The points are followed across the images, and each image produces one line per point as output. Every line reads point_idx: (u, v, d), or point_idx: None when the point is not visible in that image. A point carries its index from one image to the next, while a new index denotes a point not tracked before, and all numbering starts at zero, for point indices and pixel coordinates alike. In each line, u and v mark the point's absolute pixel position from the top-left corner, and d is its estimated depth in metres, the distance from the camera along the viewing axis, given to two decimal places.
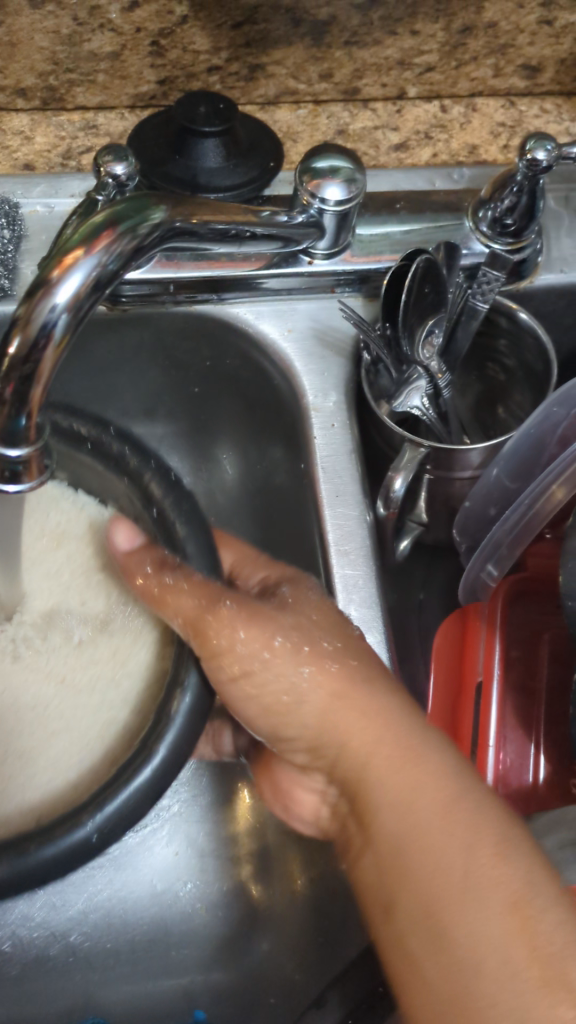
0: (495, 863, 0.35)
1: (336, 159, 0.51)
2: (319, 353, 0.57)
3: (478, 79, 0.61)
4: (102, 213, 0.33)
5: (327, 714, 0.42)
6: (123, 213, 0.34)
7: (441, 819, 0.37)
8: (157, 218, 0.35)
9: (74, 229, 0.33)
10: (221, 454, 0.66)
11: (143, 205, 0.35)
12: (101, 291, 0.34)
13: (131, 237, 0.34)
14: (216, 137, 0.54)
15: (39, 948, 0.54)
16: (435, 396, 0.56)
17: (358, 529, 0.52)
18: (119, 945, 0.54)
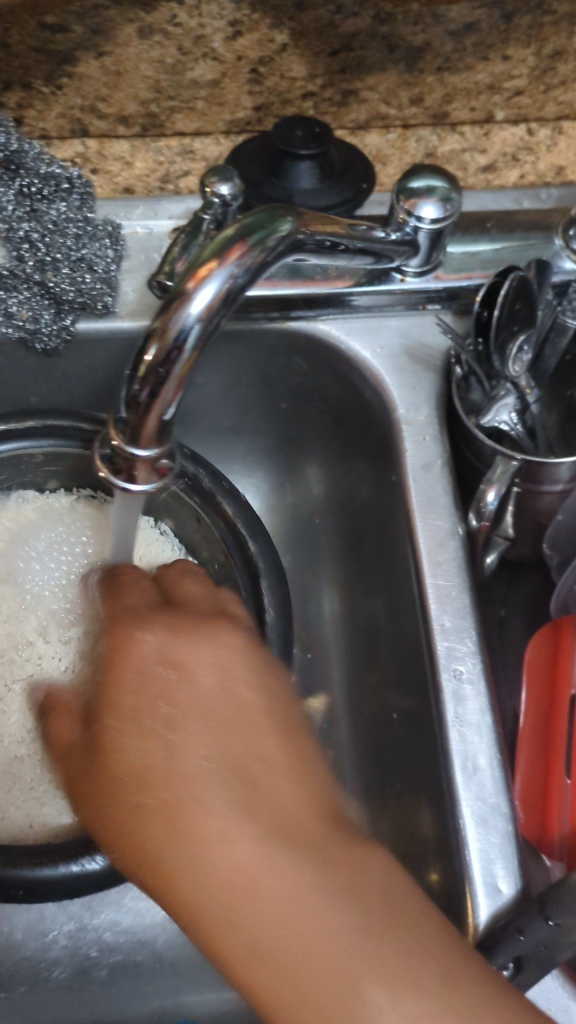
0: (399, 999, 0.29)
1: (432, 178, 0.51)
2: (410, 369, 0.57)
3: (565, 103, 0.61)
4: (233, 227, 0.35)
5: (118, 780, 0.32)
6: (253, 225, 0.36)
7: (360, 965, 0.29)
8: (284, 230, 0.37)
9: (206, 244, 0.35)
10: (307, 467, 0.67)
11: (272, 216, 0.37)
12: (229, 304, 0.35)
13: (260, 247, 0.35)
14: (311, 160, 0.55)
15: (125, 954, 0.52)
16: (523, 411, 0.55)
17: (449, 540, 0.53)
18: (207, 953, 0.53)
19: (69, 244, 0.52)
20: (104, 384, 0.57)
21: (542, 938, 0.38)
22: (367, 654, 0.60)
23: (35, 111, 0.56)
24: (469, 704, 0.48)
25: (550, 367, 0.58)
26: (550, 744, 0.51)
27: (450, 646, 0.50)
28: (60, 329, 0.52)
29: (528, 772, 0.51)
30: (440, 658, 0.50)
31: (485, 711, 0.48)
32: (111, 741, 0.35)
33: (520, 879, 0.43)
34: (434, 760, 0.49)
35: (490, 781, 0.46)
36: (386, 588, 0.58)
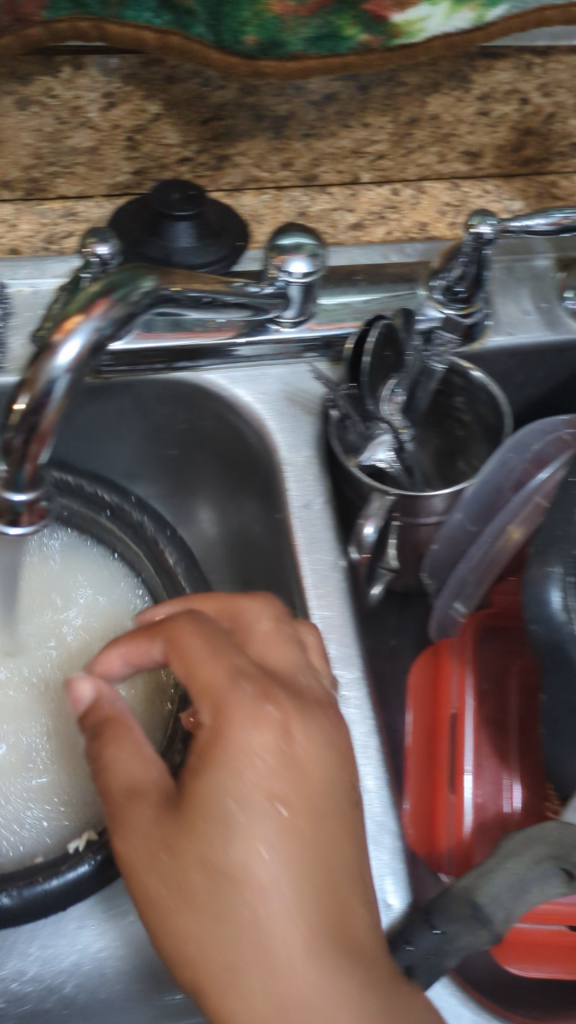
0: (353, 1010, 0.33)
1: (300, 235, 0.55)
2: (290, 412, 0.61)
3: (424, 165, 0.66)
4: (97, 284, 0.38)
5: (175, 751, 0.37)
6: (118, 282, 0.38)
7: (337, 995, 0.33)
8: (146, 287, 0.39)
9: (72, 300, 0.37)
10: (200, 508, 0.68)
11: (135, 274, 0.39)
12: (96, 356, 0.37)
13: (125, 302, 0.38)
14: (188, 220, 0.58)
15: (34, 1002, 0.53)
16: (400, 448, 0.60)
17: (333, 573, 0.56)
18: (117, 996, 0.53)
19: None
20: None
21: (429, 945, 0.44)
22: None
23: None
24: (356, 728, 0.51)
25: (422, 407, 0.62)
26: (435, 761, 0.54)
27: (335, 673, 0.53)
28: None
29: (417, 789, 0.54)
30: None
31: (370, 731, 0.51)
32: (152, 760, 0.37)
33: (407, 895, 0.47)
34: None
35: (378, 796, 0.50)
36: None
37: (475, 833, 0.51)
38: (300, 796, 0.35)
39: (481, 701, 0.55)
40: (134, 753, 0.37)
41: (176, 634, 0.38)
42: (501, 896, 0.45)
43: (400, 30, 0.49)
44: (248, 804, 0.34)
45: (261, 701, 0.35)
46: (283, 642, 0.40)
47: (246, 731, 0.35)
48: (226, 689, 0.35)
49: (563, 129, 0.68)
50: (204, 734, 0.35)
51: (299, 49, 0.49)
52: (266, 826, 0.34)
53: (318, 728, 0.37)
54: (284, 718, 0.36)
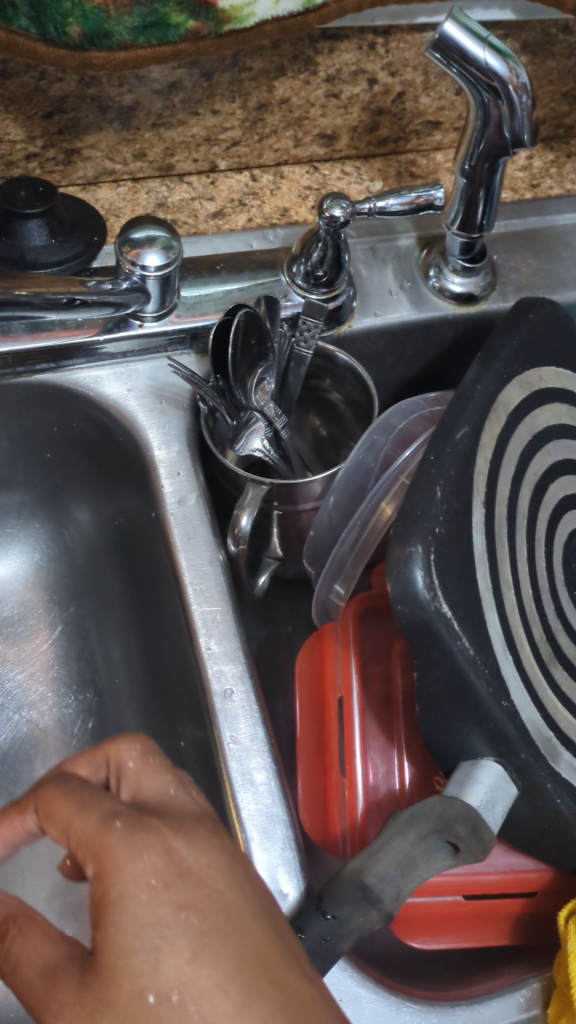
0: None
1: (153, 227, 0.55)
2: (159, 407, 0.60)
3: (281, 149, 0.66)
4: None
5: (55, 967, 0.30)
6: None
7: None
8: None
9: None
10: (76, 507, 0.68)
11: None
12: None
13: None
14: (39, 218, 0.57)
15: None
16: (275, 438, 0.60)
17: (212, 568, 0.55)
18: None
19: None
20: None
21: (322, 931, 0.45)
22: (156, 687, 0.62)
23: None
24: (241, 725, 0.51)
25: (294, 393, 0.62)
26: (325, 745, 0.54)
27: (218, 668, 0.52)
28: None
29: (309, 774, 0.54)
30: (210, 682, 0.52)
31: (255, 726, 0.51)
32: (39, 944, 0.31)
33: (302, 882, 0.48)
34: (215, 780, 0.52)
35: (268, 788, 0.50)
36: (163, 621, 0.59)
37: (368, 813, 0.52)
38: (208, 905, 0.31)
39: (368, 682, 0.55)
40: (49, 941, 0.31)
41: (44, 797, 0.32)
42: (389, 873, 0.45)
43: (229, 15, 0.49)
44: (161, 924, 0.29)
45: (135, 830, 0.31)
46: (154, 768, 0.35)
47: (132, 885, 0.30)
48: (98, 838, 0.31)
49: (415, 108, 0.67)
50: (94, 888, 0.30)
51: (128, 39, 0.48)
52: (178, 945, 0.29)
53: (203, 833, 0.33)
54: (164, 837, 0.32)
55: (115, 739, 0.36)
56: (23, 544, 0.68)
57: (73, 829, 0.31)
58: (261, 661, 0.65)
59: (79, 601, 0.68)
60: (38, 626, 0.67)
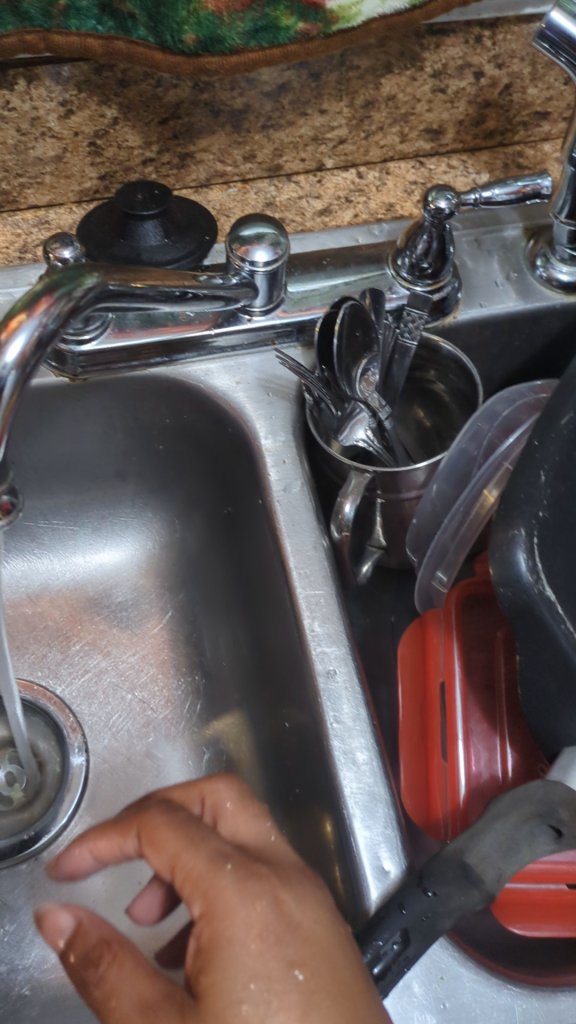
0: None
1: (261, 225, 0.57)
2: (267, 398, 0.62)
3: (387, 146, 0.67)
4: (41, 281, 0.37)
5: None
6: (60, 280, 0.38)
7: None
8: (90, 284, 0.39)
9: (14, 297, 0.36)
10: (190, 499, 0.70)
11: (79, 271, 0.39)
12: (43, 352, 0.37)
13: (70, 298, 0.37)
14: (155, 220, 0.60)
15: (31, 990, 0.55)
16: (379, 428, 0.61)
17: (316, 553, 0.57)
18: None
19: None
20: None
21: (423, 908, 0.45)
22: (261, 673, 0.64)
23: None
24: (344, 705, 0.53)
25: (399, 384, 0.63)
26: (427, 728, 0.55)
27: (322, 650, 0.54)
28: None
29: (411, 757, 0.55)
30: (314, 663, 0.54)
31: (358, 708, 0.53)
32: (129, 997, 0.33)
33: (403, 861, 0.48)
34: (318, 758, 0.54)
35: (369, 768, 0.51)
36: (268, 608, 0.61)
37: (470, 795, 0.52)
38: (312, 957, 0.33)
39: (469, 668, 0.55)
40: (144, 977, 0.34)
41: (150, 824, 0.36)
42: (491, 855, 0.46)
43: (336, 15, 0.50)
44: (270, 979, 0.32)
45: (245, 876, 0.34)
46: (250, 814, 0.39)
47: (243, 932, 0.33)
48: (209, 879, 0.34)
49: (522, 100, 0.67)
50: (201, 930, 0.34)
51: (240, 43, 0.50)
52: (284, 996, 0.32)
53: (310, 891, 0.36)
54: (275, 890, 0.35)
55: (212, 782, 0.40)
56: (138, 531, 0.71)
57: (186, 871, 0.34)
58: (364, 649, 0.66)
59: (188, 588, 0.70)
60: (149, 612, 0.70)
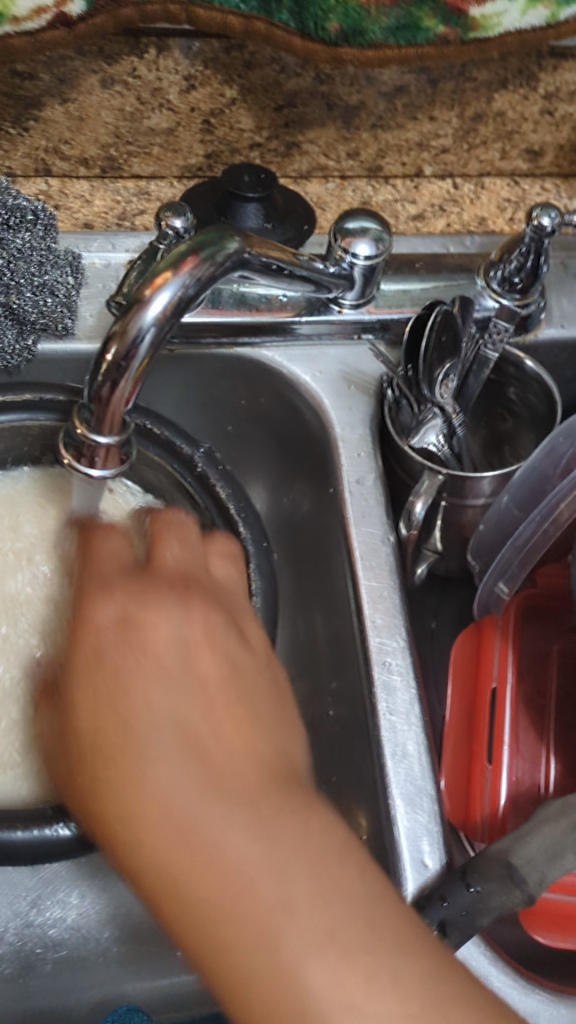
0: (273, 855, 0.34)
1: (366, 219, 0.57)
2: (346, 391, 0.63)
3: (486, 160, 0.68)
4: (186, 242, 0.38)
5: (98, 736, 0.36)
6: (205, 242, 0.38)
7: (275, 860, 0.34)
8: (233, 248, 0.39)
9: (161, 257, 0.38)
10: (252, 488, 0.71)
11: (222, 236, 0.39)
12: (179, 314, 0.38)
13: (212, 262, 0.38)
14: (255, 203, 0.60)
15: (70, 950, 0.56)
16: (450, 434, 0.62)
17: (381, 548, 0.57)
18: (149, 942, 0.57)
19: (33, 269, 0.56)
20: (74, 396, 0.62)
21: (465, 904, 0.45)
22: (305, 664, 0.64)
23: (2, 150, 0.61)
24: (399, 694, 0.53)
25: (473, 397, 0.64)
26: (474, 731, 0.55)
27: (381, 642, 0.54)
28: (24, 348, 0.57)
29: (455, 759, 0.55)
30: (373, 653, 0.54)
31: (413, 699, 0.53)
32: (105, 612, 0.40)
33: (444, 855, 0.48)
34: (366, 746, 0.54)
35: (418, 763, 0.51)
36: (323, 597, 0.63)
37: (510, 804, 0.52)
38: (237, 695, 0.40)
39: (521, 676, 0.56)
40: (151, 611, 0.40)
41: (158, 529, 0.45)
42: (534, 858, 0.45)
43: (476, 23, 0.51)
44: (173, 687, 0.38)
45: (179, 606, 0.41)
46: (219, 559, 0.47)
47: (196, 644, 0.40)
48: (175, 590, 0.42)
49: None
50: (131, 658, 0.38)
51: (379, 39, 0.51)
52: (163, 695, 0.38)
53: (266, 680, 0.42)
54: (233, 621, 0.43)
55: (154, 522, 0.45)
56: None
57: (104, 564, 0.42)
58: None
59: None
60: None
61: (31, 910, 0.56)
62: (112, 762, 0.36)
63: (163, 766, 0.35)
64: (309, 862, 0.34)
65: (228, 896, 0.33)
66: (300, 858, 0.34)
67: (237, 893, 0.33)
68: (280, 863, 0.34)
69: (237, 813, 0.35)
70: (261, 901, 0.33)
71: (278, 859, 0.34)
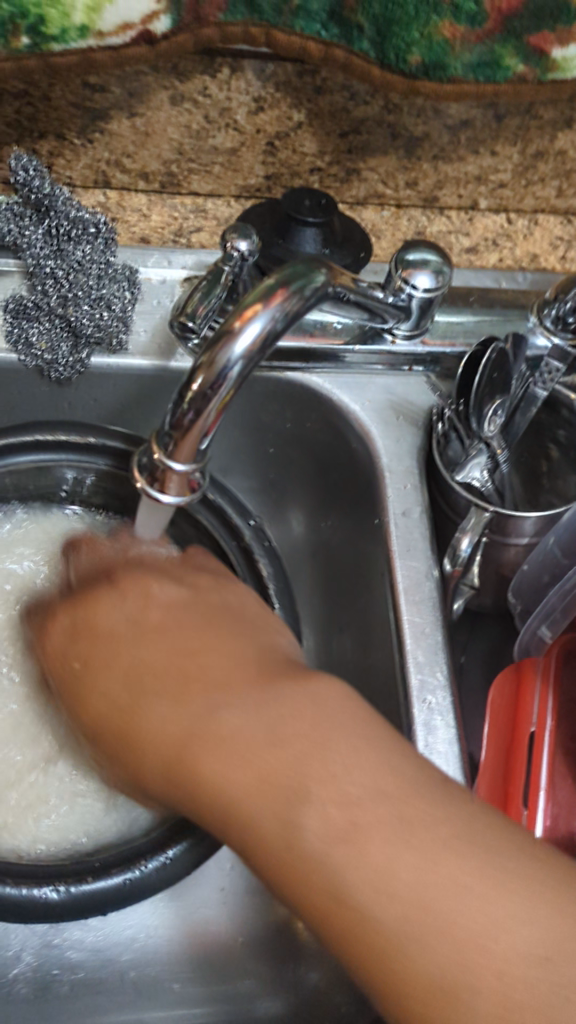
0: (349, 777, 0.35)
1: (426, 252, 0.56)
2: (394, 421, 0.62)
3: (542, 199, 0.68)
4: (276, 274, 0.38)
5: (192, 745, 0.36)
6: (293, 274, 0.38)
7: (306, 757, 0.35)
8: (320, 282, 0.39)
9: (251, 288, 0.37)
10: (288, 511, 0.70)
11: (309, 269, 0.39)
12: (266, 346, 0.37)
13: (300, 296, 0.38)
14: (316, 227, 0.60)
15: (88, 971, 0.54)
16: (494, 469, 0.61)
17: (424, 582, 0.57)
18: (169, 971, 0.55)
19: (89, 283, 0.56)
20: (120, 411, 0.62)
21: None
22: None
23: (63, 160, 0.60)
24: (439, 731, 0.51)
25: (519, 433, 0.63)
26: (509, 773, 0.55)
27: (422, 677, 0.53)
28: (76, 361, 0.57)
29: (489, 800, 0.54)
30: (413, 688, 0.53)
31: (453, 737, 0.51)
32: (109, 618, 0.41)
33: None
34: None
35: None
36: (357, 626, 0.62)
37: (545, 850, 0.52)
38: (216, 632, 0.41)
39: (559, 721, 0.56)
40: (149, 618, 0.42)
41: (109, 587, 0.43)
42: None
43: (556, 65, 0.51)
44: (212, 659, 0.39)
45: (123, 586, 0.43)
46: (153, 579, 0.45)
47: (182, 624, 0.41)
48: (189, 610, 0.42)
49: None
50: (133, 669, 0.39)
51: (458, 74, 0.51)
52: (199, 658, 0.39)
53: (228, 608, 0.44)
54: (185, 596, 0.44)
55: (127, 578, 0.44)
56: None
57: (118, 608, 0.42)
58: None
59: None
60: None
61: (49, 928, 0.56)
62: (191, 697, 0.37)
63: (217, 750, 0.35)
64: (370, 747, 0.36)
65: (321, 852, 0.33)
66: (380, 760, 0.35)
67: (396, 896, 0.32)
68: (373, 839, 0.33)
69: (312, 831, 0.33)
70: (366, 833, 0.33)
71: (351, 756, 0.35)
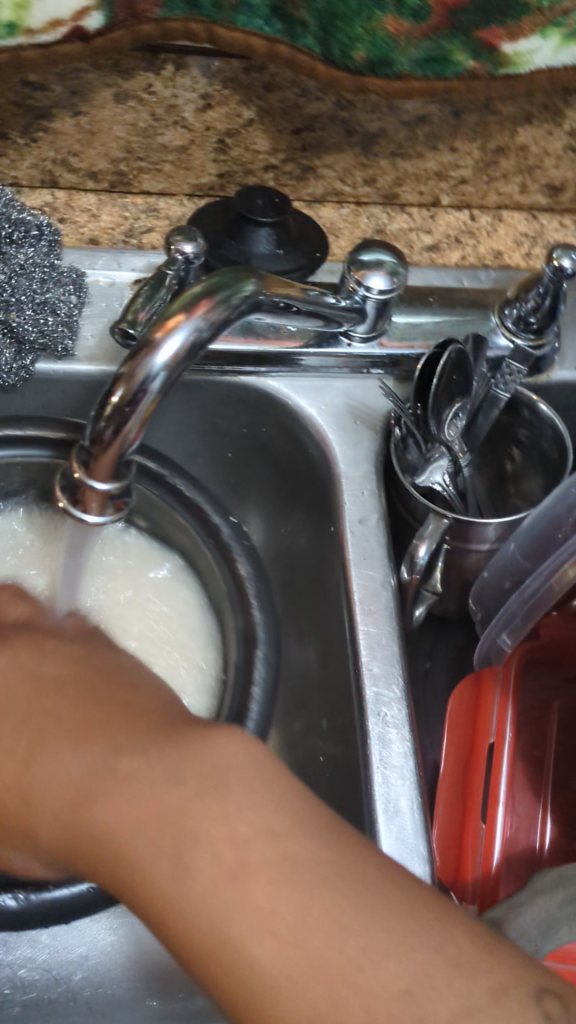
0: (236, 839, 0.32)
1: (380, 252, 0.55)
2: (353, 426, 0.61)
3: (505, 195, 0.67)
4: (201, 283, 0.36)
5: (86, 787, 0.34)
6: (220, 283, 0.37)
7: (201, 815, 0.33)
8: (249, 291, 0.38)
9: (176, 298, 0.36)
10: (249, 517, 0.69)
11: (237, 277, 0.38)
12: (192, 358, 0.36)
13: (227, 306, 0.36)
14: (269, 228, 0.58)
15: (39, 994, 0.52)
16: (456, 473, 0.59)
17: (381, 592, 0.55)
18: (123, 993, 0.53)
19: (33, 287, 0.54)
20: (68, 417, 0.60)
21: None
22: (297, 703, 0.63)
23: (8, 160, 0.58)
24: (392, 746, 0.50)
25: (481, 436, 0.61)
26: (467, 787, 0.54)
27: (376, 692, 0.51)
28: (20, 369, 0.54)
29: (446, 815, 0.53)
30: (367, 703, 0.51)
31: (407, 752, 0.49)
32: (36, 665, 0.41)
33: None
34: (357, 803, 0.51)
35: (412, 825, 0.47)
36: (317, 635, 0.61)
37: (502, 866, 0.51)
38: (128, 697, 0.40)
39: (518, 733, 0.55)
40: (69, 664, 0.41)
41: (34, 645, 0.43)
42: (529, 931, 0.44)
43: (508, 59, 0.50)
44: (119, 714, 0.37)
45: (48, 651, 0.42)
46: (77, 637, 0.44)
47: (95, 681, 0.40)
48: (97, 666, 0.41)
49: None
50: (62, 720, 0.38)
51: (407, 70, 0.50)
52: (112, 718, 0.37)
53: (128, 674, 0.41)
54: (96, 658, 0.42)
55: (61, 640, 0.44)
56: None
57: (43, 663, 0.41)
58: None
59: None
60: None
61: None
62: (100, 737, 0.36)
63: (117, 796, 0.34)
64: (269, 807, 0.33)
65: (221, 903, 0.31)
66: (263, 810, 0.33)
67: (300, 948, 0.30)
68: (260, 882, 0.31)
69: (201, 875, 0.31)
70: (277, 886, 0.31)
71: (247, 810, 0.33)
